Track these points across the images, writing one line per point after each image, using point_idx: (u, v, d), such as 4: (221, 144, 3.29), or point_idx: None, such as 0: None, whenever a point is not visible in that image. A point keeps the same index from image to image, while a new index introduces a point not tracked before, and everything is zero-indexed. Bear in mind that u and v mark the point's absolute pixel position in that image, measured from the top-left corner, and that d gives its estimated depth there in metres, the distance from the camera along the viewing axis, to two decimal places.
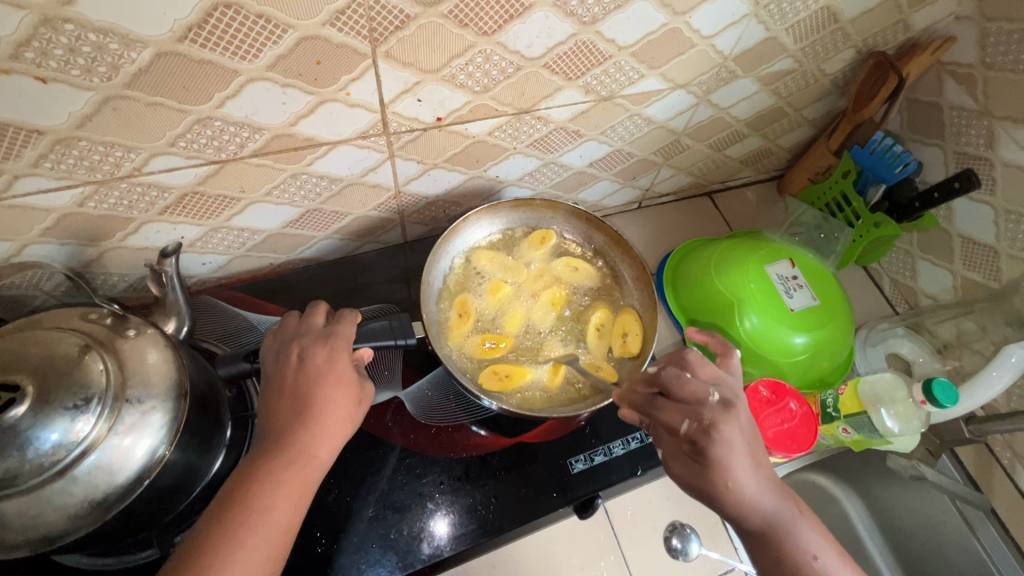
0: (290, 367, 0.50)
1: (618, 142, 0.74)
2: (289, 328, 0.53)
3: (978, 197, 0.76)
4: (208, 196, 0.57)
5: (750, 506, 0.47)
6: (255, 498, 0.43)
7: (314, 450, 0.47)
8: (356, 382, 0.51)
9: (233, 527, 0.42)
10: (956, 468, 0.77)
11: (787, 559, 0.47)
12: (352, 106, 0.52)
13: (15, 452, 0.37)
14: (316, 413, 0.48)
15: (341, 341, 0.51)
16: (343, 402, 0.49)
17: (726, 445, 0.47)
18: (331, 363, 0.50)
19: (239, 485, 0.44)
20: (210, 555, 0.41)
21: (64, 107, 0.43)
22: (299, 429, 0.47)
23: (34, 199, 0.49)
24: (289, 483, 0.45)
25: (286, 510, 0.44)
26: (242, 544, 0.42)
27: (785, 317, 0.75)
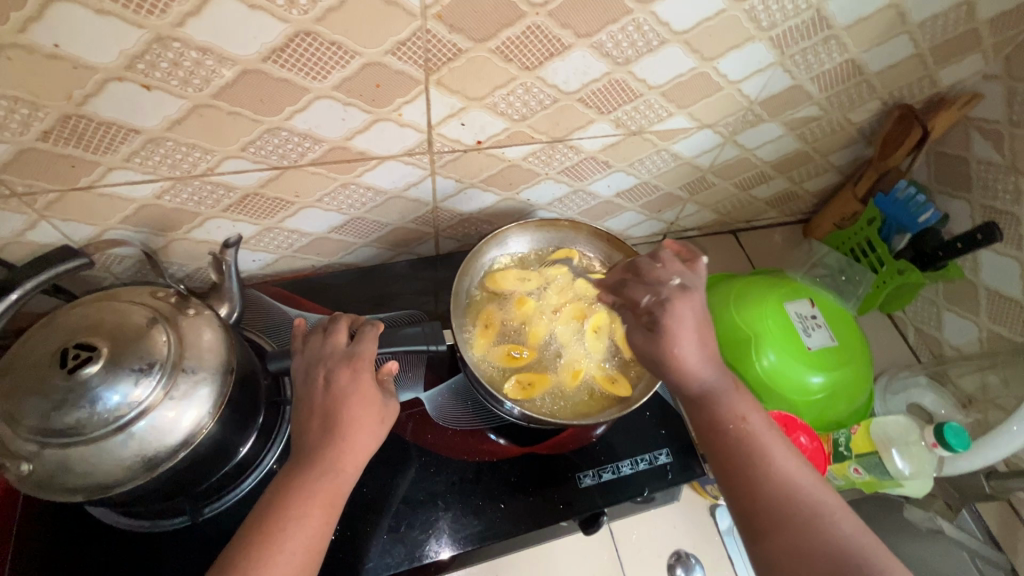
0: (321, 371, 0.53)
1: (645, 174, 0.78)
2: (313, 347, 0.55)
3: (1005, 251, 0.76)
4: (267, 198, 0.63)
5: (689, 374, 0.53)
6: (291, 506, 0.47)
7: (342, 464, 0.49)
8: (381, 400, 0.53)
9: (272, 534, 0.45)
10: (976, 525, 0.75)
11: (717, 422, 0.51)
12: (402, 125, 0.58)
13: (87, 405, 0.43)
14: (345, 429, 0.50)
15: (364, 362, 0.53)
16: (369, 419, 0.51)
17: (678, 319, 0.53)
18: (355, 384, 0.52)
19: (277, 494, 0.48)
20: (255, 559, 0.44)
21: (159, 110, 0.49)
22: (327, 436, 0.50)
23: (120, 189, 0.56)
24: (319, 494, 0.48)
25: (318, 518, 0.47)
26: (281, 549, 0.45)
27: (804, 356, 0.76)
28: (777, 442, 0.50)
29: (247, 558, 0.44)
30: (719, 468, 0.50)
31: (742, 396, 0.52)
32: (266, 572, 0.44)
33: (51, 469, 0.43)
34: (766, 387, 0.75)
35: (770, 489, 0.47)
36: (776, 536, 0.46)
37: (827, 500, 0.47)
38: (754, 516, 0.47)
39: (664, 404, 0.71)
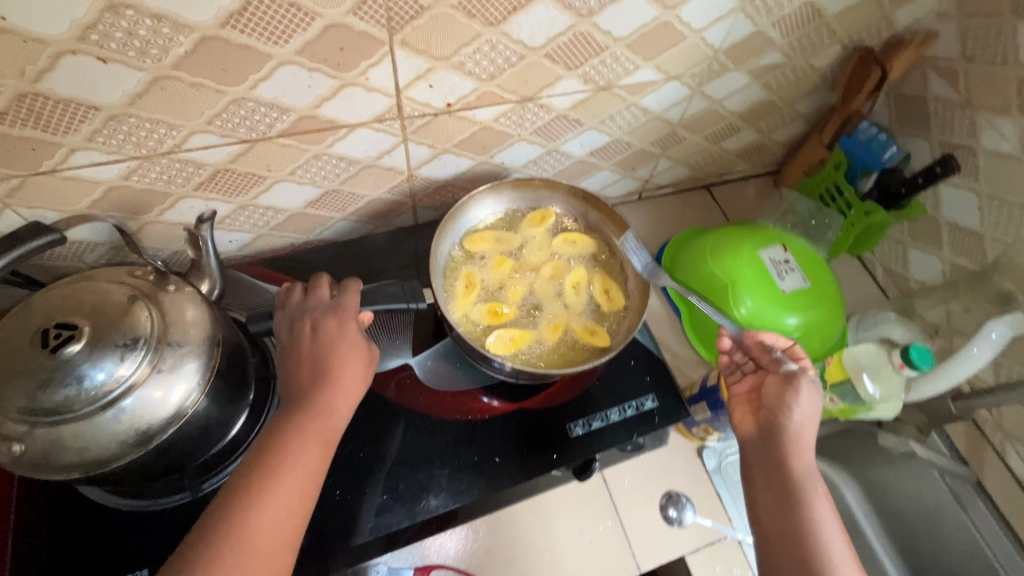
0: (304, 327, 0.54)
1: (617, 131, 0.79)
2: (295, 304, 0.56)
3: (964, 184, 0.79)
4: (238, 173, 0.62)
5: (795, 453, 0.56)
6: (287, 443, 0.48)
7: (335, 405, 0.51)
8: (365, 347, 0.54)
9: (273, 469, 0.47)
10: (945, 445, 0.83)
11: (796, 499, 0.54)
12: (370, 90, 0.58)
13: (73, 383, 0.43)
14: (333, 374, 0.52)
15: (347, 311, 0.55)
16: (356, 363, 0.53)
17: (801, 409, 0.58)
18: (342, 329, 0.54)
19: (273, 434, 0.49)
20: (253, 490, 0.45)
21: (119, 85, 0.48)
22: (318, 383, 0.51)
23: (85, 171, 0.55)
24: (313, 433, 0.49)
25: (314, 456, 0.48)
26: (280, 482, 0.46)
27: (778, 298, 0.79)
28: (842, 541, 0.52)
29: (245, 494, 0.45)
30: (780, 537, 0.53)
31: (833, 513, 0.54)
32: (266, 504, 0.45)
33: (44, 448, 0.43)
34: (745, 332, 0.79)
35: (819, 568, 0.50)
36: None
37: None
38: None
39: (648, 352, 0.73)
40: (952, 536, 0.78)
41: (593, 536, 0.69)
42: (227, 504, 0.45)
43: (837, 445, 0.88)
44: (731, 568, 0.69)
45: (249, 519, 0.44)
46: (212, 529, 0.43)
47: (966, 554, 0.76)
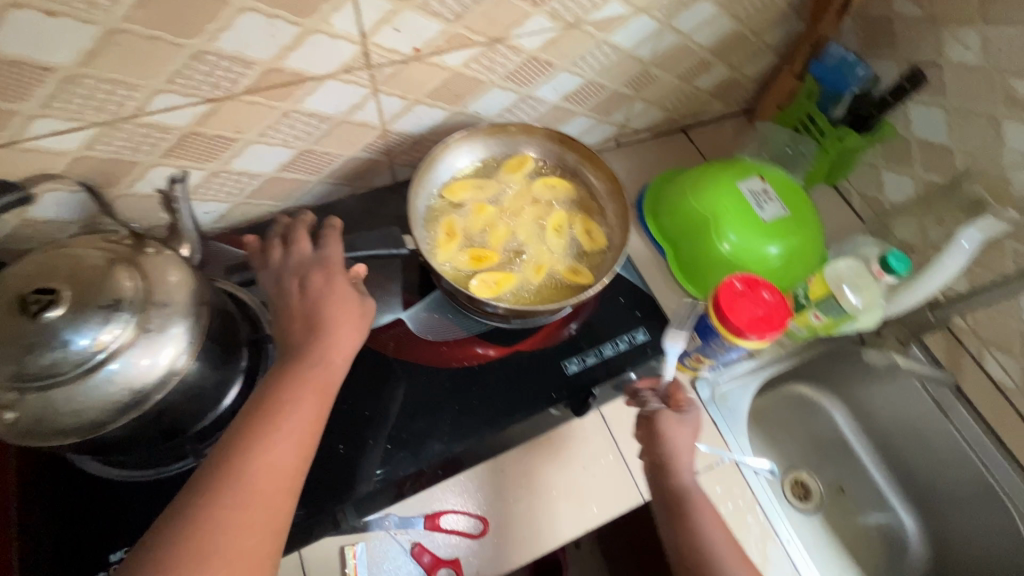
0: (293, 282, 0.56)
1: (589, 73, 0.78)
2: (278, 262, 0.58)
3: (932, 101, 0.81)
4: (206, 137, 0.60)
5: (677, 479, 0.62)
6: (285, 392, 0.47)
7: (331, 355, 0.51)
8: (357, 295, 0.56)
9: (271, 415, 0.46)
10: (924, 354, 0.85)
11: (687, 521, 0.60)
12: (335, 37, 0.57)
13: (59, 347, 0.42)
14: (327, 325, 0.52)
15: (333, 263, 0.57)
16: (348, 318, 0.54)
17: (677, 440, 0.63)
18: (330, 283, 0.55)
19: (270, 386, 0.48)
20: (252, 435, 0.45)
21: (71, 42, 0.47)
22: (310, 336, 0.52)
23: (46, 141, 0.53)
24: (313, 379, 0.49)
25: (313, 403, 0.48)
26: (279, 427, 0.46)
27: (759, 228, 0.80)
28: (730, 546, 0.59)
29: (247, 436, 0.44)
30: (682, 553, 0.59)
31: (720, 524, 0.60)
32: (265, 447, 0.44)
33: (36, 414, 0.42)
34: (727, 264, 0.80)
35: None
36: None
37: None
38: None
39: (637, 288, 0.74)
40: (936, 443, 0.83)
41: (595, 470, 0.70)
42: (224, 451, 0.43)
43: (825, 371, 0.94)
44: (731, 488, 0.72)
45: (248, 461, 0.43)
46: (213, 473, 0.42)
47: (953, 454, 0.82)
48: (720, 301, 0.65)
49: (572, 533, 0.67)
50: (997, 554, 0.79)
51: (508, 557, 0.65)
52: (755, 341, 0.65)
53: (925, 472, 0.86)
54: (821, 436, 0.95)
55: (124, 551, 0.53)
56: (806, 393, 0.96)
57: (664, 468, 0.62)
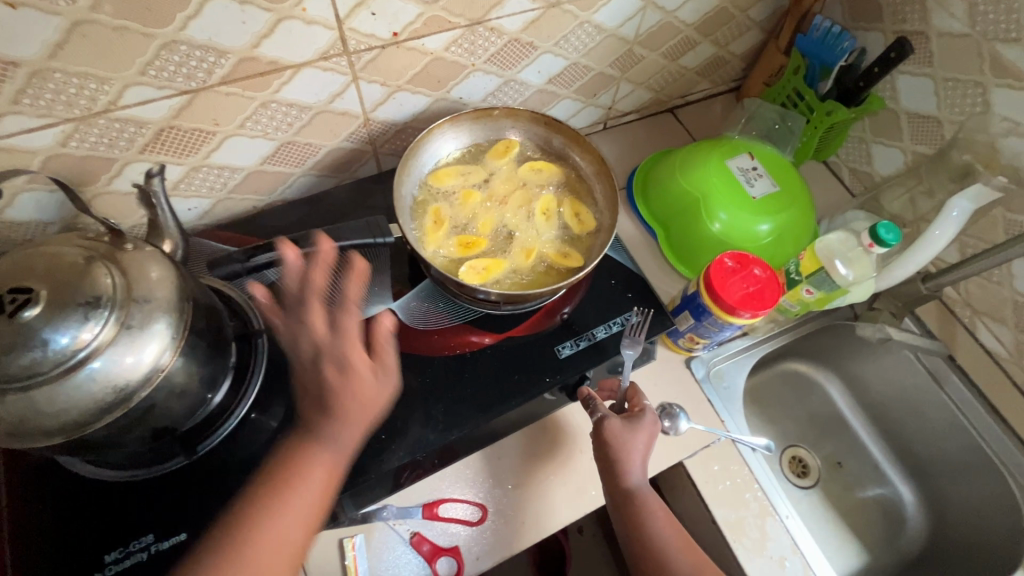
0: (314, 364, 0.56)
1: (573, 54, 0.77)
2: (294, 330, 0.58)
3: (919, 71, 0.80)
4: (184, 130, 0.59)
5: (625, 476, 0.62)
6: (298, 468, 0.53)
7: (341, 442, 0.54)
8: (373, 383, 0.56)
9: (283, 492, 0.51)
10: (917, 326, 0.86)
11: (636, 518, 0.62)
12: (309, 23, 0.55)
13: (37, 347, 0.41)
14: (339, 417, 0.54)
15: (349, 351, 0.56)
16: (359, 405, 0.55)
17: (623, 441, 0.63)
18: (345, 377, 0.55)
19: (286, 458, 0.53)
20: (265, 510, 0.51)
21: (36, 35, 0.45)
22: (319, 419, 0.54)
23: (17, 139, 0.52)
24: (319, 469, 0.53)
25: (319, 482, 0.53)
26: (288, 503, 0.51)
27: (750, 205, 0.80)
28: (677, 540, 0.61)
29: (258, 508, 0.51)
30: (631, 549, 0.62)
31: (667, 517, 0.63)
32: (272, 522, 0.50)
33: (19, 415, 0.42)
34: (719, 243, 0.80)
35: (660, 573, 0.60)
36: None
37: None
38: None
39: (628, 270, 0.74)
40: (931, 414, 0.84)
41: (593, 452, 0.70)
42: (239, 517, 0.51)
43: (822, 345, 0.93)
44: (728, 466, 0.72)
45: (257, 535, 0.50)
46: (228, 539, 0.49)
47: (949, 425, 0.82)
48: (711, 279, 0.65)
49: (571, 517, 0.67)
50: (991, 523, 0.79)
51: (508, 543, 0.64)
52: (748, 318, 0.65)
53: (920, 443, 0.87)
54: (817, 411, 0.96)
55: (119, 552, 0.52)
56: (802, 369, 0.96)
57: (614, 471, 0.62)
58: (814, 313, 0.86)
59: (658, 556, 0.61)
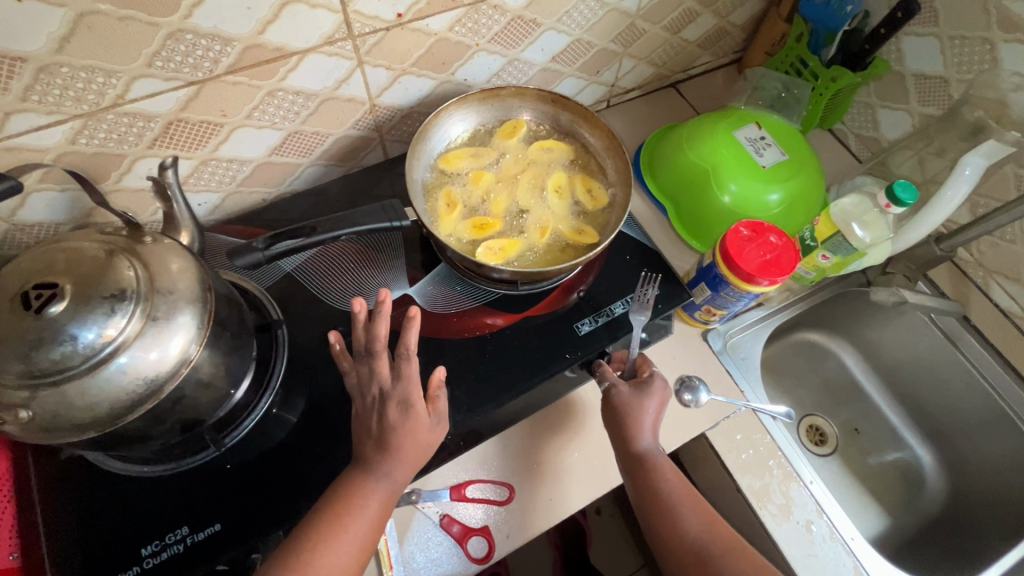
0: (376, 409, 0.54)
1: (576, 30, 0.76)
2: (364, 376, 0.55)
3: (924, 31, 0.80)
4: (192, 123, 0.59)
5: (634, 438, 0.62)
6: (357, 496, 0.52)
7: (396, 474, 0.54)
8: (429, 428, 0.55)
9: (341, 520, 0.51)
10: (930, 289, 0.86)
11: (648, 482, 0.61)
12: (314, 7, 0.55)
13: (64, 342, 0.41)
14: (397, 457, 0.53)
15: (413, 400, 0.53)
16: (415, 442, 0.54)
17: (631, 405, 0.63)
18: (406, 417, 0.53)
19: (341, 486, 0.53)
20: (319, 537, 0.50)
21: (42, 28, 0.45)
22: (373, 452, 0.53)
23: (27, 138, 0.51)
24: (375, 500, 0.52)
25: (375, 511, 0.52)
26: (344, 530, 0.51)
27: (760, 175, 0.79)
28: (688, 501, 0.61)
29: (313, 538, 0.50)
30: (644, 512, 0.62)
31: (679, 478, 0.63)
32: (327, 551, 0.50)
33: (51, 411, 0.41)
34: (730, 214, 0.80)
35: (673, 534, 0.60)
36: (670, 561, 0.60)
37: (713, 550, 0.58)
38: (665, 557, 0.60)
39: (641, 245, 0.74)
40: (947, 375, 0.84)
41: None
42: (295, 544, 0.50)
43: (834, 314, 0.93)
44: (750, 434, 0.73)
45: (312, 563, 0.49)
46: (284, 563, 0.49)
47: (965, 385, 0.82)
48: (728, 247, 0.65)
49: (597, 493, 0.67)
50: (1012, 477, 0.79)
51: (536, 522, 0.65)
52: (766, 286, 0.64)
53: (937, 405, 0.87)
54: (831, 379, 0.96)
55: (155, 545, 0.53)
56: (815, 339, 0.96)
57: (624, 435, 0.63)
58: (826, 280, 0.86)
59: (670, 513, 0.61)
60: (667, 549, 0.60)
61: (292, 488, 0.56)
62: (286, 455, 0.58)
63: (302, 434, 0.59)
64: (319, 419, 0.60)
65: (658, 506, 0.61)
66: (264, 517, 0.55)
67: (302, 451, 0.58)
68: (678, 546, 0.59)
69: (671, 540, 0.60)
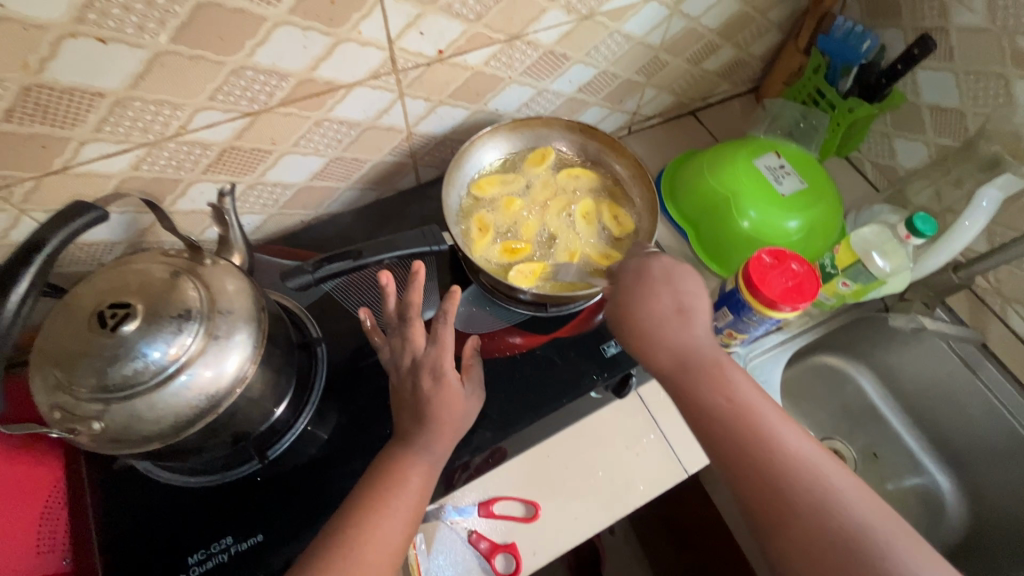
0: (410, 377, 0.58)
1: (602, 63, 0.80)
2: (397, 348, 0.60)
3: (939, 65, 0.82)
4: (244, 150, 0.62)
5: (667, 346, 0.53)
6: (397, 474, 0.54)
7: (435, 446, 0.55)
8: (462, 397, 0.58)
9: (383, 499, 0.52)
10: (949, 316, 0.87)
11: (698, 399, 0.51)
12: (364, 45, 0.58)
13: (135, 359, 0.44)
14: (432, 429, 0.55)
15: (444, 366, 0.57)
16: (452, 411, 0.56)
17: (655, 309, 0.54)
18: (438, 386, 0.56)
19: (381, 465, 0.55)
20: (368, 508, 0.52)
21: (120, 67, 0.49)
22: (400, 452, 0.55)
23: (96, 165, 0.55)
24: (416, 474, 0.54)
25: (417, 482, 0.54)
26: (388, 506, 0.52)
27: (780, 202, 0.82)
28: (767, 415, 0.50)
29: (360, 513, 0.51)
30: (708, 442, 0.50)
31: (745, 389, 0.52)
32: (376, 521, 0.51)
33: (121, 423, 0.44)
34: (750, 240, 0.82)
35: (761, 459, 0.48)
36: (764, 498, 0.47)
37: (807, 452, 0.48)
38: (754, 492, 0.48)
39: None
40: (966, 401, 0.85)
41: (639, 448, 0.72)
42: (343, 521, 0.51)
43: (852, 338, 0.94)
44: None
45: (361, 531, 0.50)
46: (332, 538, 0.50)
47: (984, 412, 0.83)
48: (751, 275, 0.67)
49: (621, 512, 0.68)
50: None
51: (561, 539, 0.66)
52: (788, 312, 0.67)
53: (956, 432, 0.88)
54: (848, 403, 0.97)
55: (201, 554, 0.55)
56: (833, 363, 0.98)
57: (677, 322, 0.54)
58: (845, 307, 0.88)
59: (744, 425, 0.49)
60: (761, 475, 0.48)
61: (329, 500, 0.59)
62: (323, 468, 0.60)
63: (339, 447, 0.62)
64: (353, 434, 0.62)
65: (726, 429, 0.50)
66: (303, 528, 0.57)
67: (340, 464, 0.61)
68: (765, 469, 0.48)
69: (756, 467, 0.48)
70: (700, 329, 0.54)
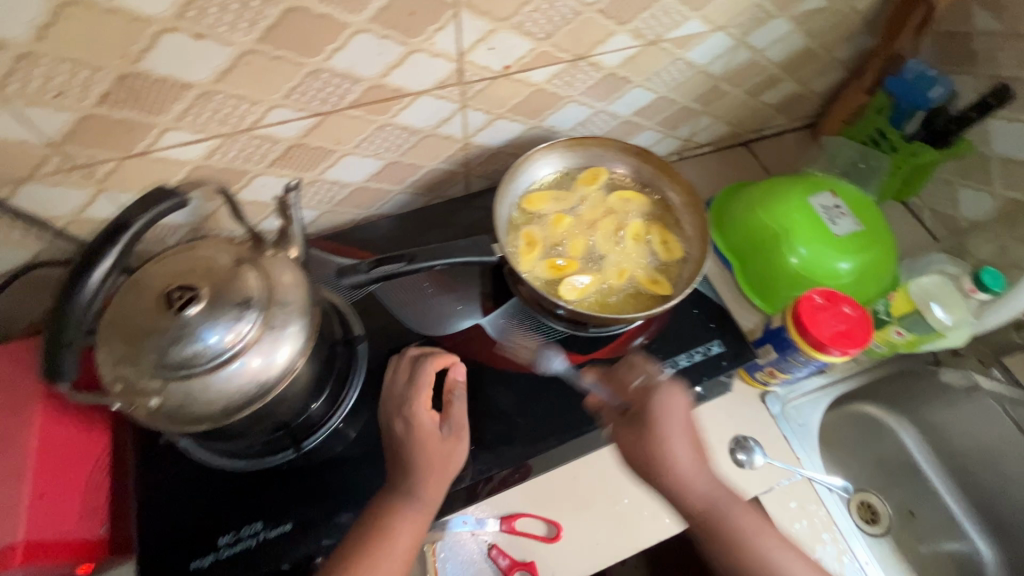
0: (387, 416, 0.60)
1: (662, 88, 0.80)
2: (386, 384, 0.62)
3: (1014, 116, 0.79)
4: (309, 148, 0.64)
5: (663, 458, 0.60)
6: (387, 526, 0.54)
7: (421, 494, 0.56)
8: (438, 438, 0.58)
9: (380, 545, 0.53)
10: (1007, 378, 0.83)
11: (683, 494, 0.60)
12: (434, 56, 0.60)
13: (197, 340, 0.45)
14: (412, 473, 0.56)
15: (414, 408, 0.59)
16: (427, 460, 0.57)
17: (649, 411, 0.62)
18: (410, 428, 0.58)
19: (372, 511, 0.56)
20: (363, 554, 0.53)
21: (209, 62, 0.51)
22: (390, 499, 0.56)
23: (172, 151, 0.58)
24: (404, 526, 0.54)
25: (407, 533, 0.54)
26: (378, 555, 0.53)
27: (834, 242, 0.80)
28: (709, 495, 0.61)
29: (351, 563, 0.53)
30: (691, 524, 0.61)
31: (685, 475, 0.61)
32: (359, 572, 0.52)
33: (177, 401, 0.46)
34: (799, 278, 0.80)
35: (722, 531, 0.59)
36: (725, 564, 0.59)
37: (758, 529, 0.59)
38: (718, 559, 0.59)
39: (710, 301, 0.75)
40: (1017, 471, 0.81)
41: None
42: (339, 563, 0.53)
43: (897, 390, 0.91)
44: (806, 505, 0.71)
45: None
46: None
47: None
48: (799, 314, 0.65)
49: (644, 542, 0.67)
50: None
51: (578, 564, 0.65)
52: (837, 356, 0.65)
53: (1004, 502, 0.83)
54: (885, 458, 0.93)
55: (230, 536, 0.56)
56: (872, 413, 0.93)
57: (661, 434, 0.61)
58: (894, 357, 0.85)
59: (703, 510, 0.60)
60: (714, 541, 0.59)
61: (355, 498, 0.59)
62: (350, 465, 0.61)
63: (366, 447, 0.62)
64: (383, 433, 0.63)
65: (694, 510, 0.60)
66: (328, 523, 0.57)
67: (367, 464, 0.61)
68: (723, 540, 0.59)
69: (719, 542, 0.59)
70: (643, 436, 0.61)
